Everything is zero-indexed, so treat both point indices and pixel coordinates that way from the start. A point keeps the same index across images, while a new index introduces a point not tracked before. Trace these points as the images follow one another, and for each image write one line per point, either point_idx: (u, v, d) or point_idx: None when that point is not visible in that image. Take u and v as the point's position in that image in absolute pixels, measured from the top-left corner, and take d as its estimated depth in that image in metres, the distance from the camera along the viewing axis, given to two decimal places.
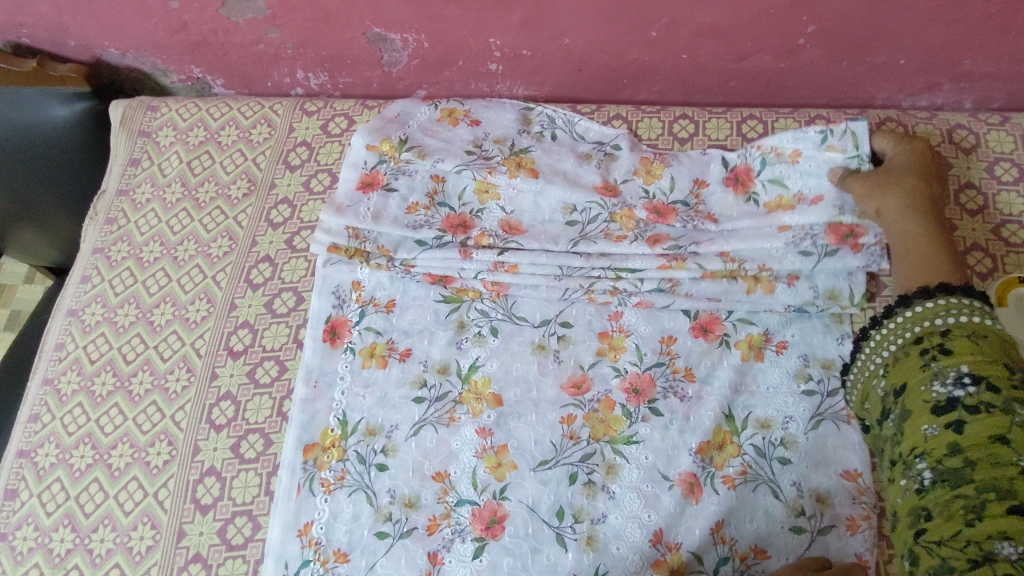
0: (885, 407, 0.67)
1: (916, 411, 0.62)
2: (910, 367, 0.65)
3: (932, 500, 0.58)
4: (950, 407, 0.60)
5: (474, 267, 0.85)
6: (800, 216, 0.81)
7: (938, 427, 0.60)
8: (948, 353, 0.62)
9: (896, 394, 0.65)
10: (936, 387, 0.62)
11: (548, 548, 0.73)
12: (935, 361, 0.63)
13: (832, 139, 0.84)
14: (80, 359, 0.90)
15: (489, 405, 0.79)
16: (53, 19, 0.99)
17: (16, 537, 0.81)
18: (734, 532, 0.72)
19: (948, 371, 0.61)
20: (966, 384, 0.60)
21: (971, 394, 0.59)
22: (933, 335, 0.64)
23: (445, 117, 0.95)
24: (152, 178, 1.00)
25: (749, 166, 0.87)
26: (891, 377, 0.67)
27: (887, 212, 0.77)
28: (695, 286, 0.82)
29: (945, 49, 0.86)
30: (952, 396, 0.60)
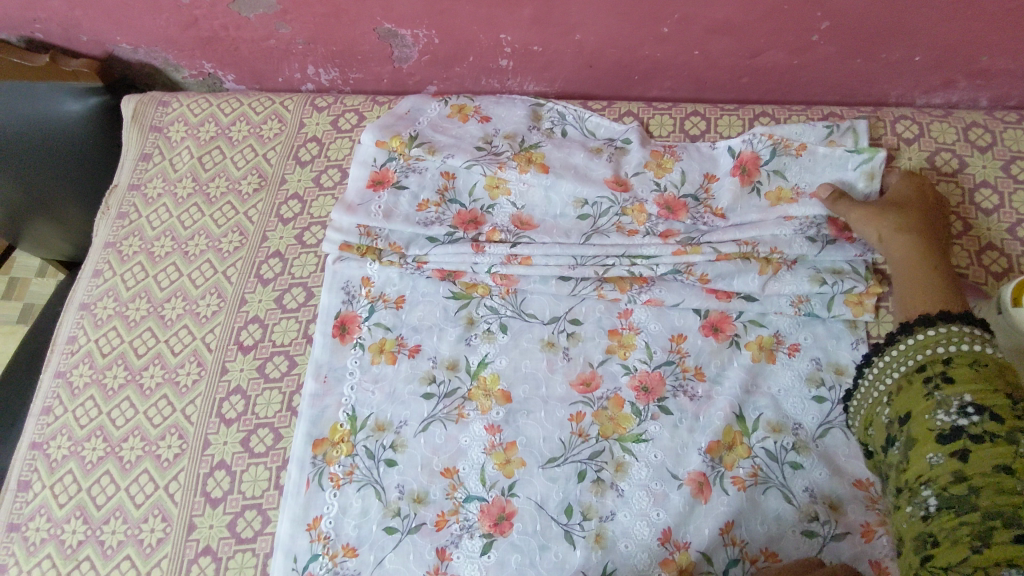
0: (890, 434, 0.63)
1: (920, 438, 0.60)
2: (914, 394, 0.62)
3: (938, 526, 0.56)
4: (955, 436, 0.57)
5: (487, 261, 0.84)
6: (802, 207, 0.81)
7: (944, 455, 0.57)
8: (951, 380, 0.60)
9: (900, 422, 0.62)
10: (939, 415, 0.59)
11: (556, 545, 0.73)
12: (938, 390, 0.61)
13: (835, 134, 0.86)
14: (92, 353, 0.90)
15: (498, 402, 0.80)
16: (65, 14, 1.00)
17: (29, 528, 0.81)
18: (745, 534, 0.72)
19: (952, 400, 0.59)
20: (970, 413, 0.58)
21: (975, 423, 0.57)
22: (936, 363, 0.62)
23: (455, 113, 0.94)
24: (163, 173, 1.01)
25: (755, 152, 0.85)
26: (893, 404, 0.64)
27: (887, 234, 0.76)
28: (712, 268, 0.81)
29: (962, 45, 0.85)
30: (956, 425, 0.58)
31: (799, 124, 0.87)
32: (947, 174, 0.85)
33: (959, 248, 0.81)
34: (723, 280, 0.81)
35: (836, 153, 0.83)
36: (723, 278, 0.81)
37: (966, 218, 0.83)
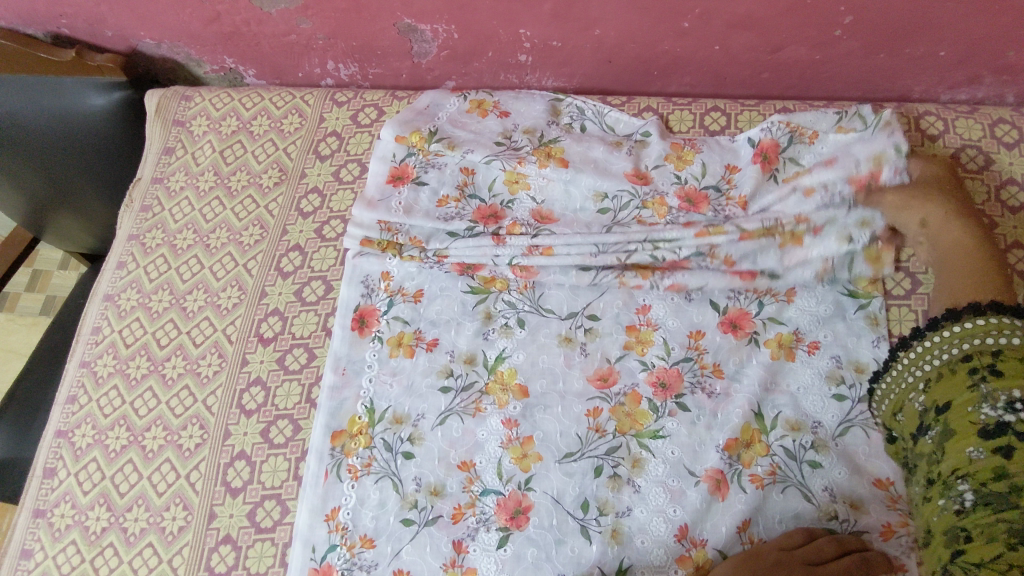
0: (925, 422, 0.67)
1: (961, 431, 0.63)
2: (957, 385, 0.64)
3: (973, 521, 0.60)
4: (1000, 432, 0.60)
5: (508, 253, 0.85)
6: (819, 176, 0.80)
7: (984, 450, 0.61)
8: (999, 375, 0.62)
9: (939, 411, 0.65)
10: (984, 409, 0.62)
11: (572, 540, 0.73)
12: (983, 382, 0.63)
13: (844, 120, 0.85)
14: (116, 343, 0.92)
15: (515, 397, 0.80)
16: (91, 10, 1.01)
17: (54, 514, 0.83)
18: (764, 533, 0.71)
19: (998, 394, 0.61)
20: (1016, 410, 0.60)
21: (1020, 420, 0.60)
22: (982, 354, 0.64)
23: (474, 108, 0.95)
24: (185, 167, 1.02)
25: (774, 140, 0.86)
26: (933, 392, 0.66)
27: (932, 223, 0.75)
28: (735, 248, 0.81)
29: (989, 41, 0.83)
30: (1001, 420, 0.61)
31: (812, 112, 0.86)
32: (973, 171, 0.84)
33: None
34: (747, 260, 0.81)
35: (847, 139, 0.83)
36: (747, 258, 0.81)
37: (992, 216, 0.82)
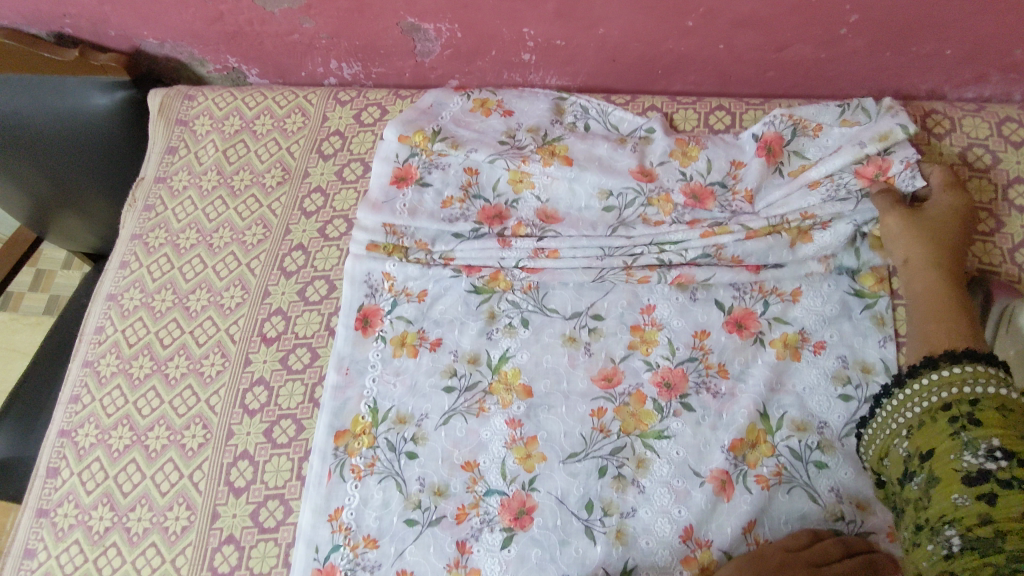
0: (910, 469, 0.63)
1: (945, 478, 0.59)
2: (938, 434, 0.61)
3: (961, 565, 0.56)
4: (982, 479, 0.57)
5: (514, 255, 0.85)
6: (825, 167, 0.80)
7: (969, 497, 0.57)
8: (979, 423, 0.59)
9: (922, 457, 0.62)
10: (966, 456, 0.59)
11: (576, 540, 0.72)
12: (964, 430, 0.60)
13: (847, 113, 0.85)
14: (119, 343, 0.92)
15: (519, 397, 0.79)
16: (95, 10, 1.01)
17: (57, 514, 0.83)
18: (769, 534, 0.71)
19: (978, 442, 0.58)
20: (997, 458, 0.57)
21: (1003, 468, 0.57)
22: (962, 402, 0.61)
23: (477, 107, 0.94)
24: (189, 166, 1.02)
25: (778, 133, 0.84)
26: (915, 439, 0.63)
27: (913, 264, 0.74)
28: (741, 249, 0.81)
29: (996, 39, 0.83)
30: (982, 468, 0.57)
31: (813, 106, 0.86)
32: (979, 170, 0.83)
33: (990, 246, 0.80)
34: (754, 257, 0.81)
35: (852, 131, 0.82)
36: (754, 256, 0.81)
37: (999, 216, 0.81)
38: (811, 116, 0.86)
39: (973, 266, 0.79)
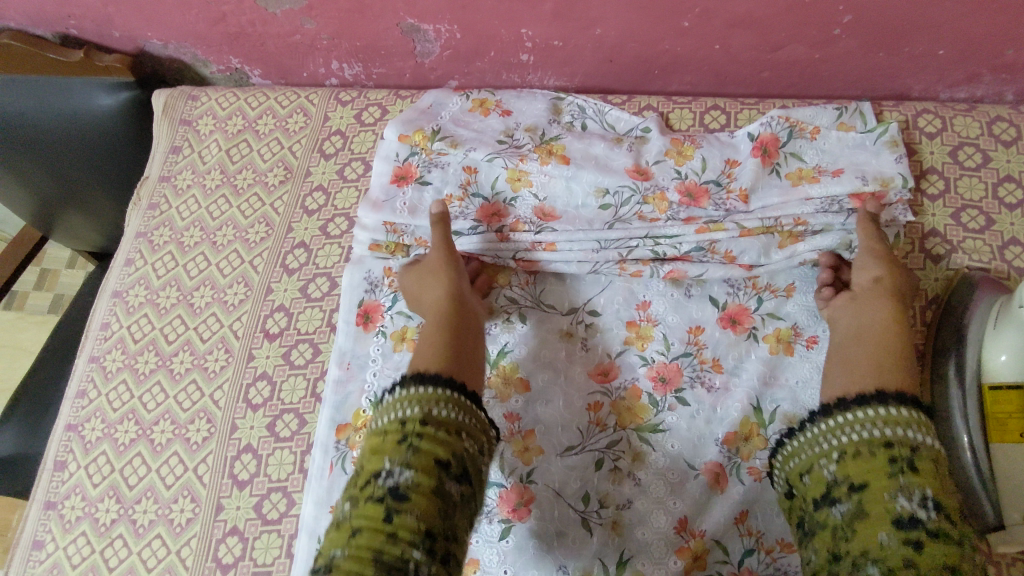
0: (834, 495, 0.63)
1: (875, 517, 0.59)
2: (875, 469, 0.61)
3: None
4: (911, 526, 0.56)
5: (512, 248, 0.86)
6: (823, 188, 0.81)
7: (895, 538, 0.56)
8: (916, 470, 0.60)
9: (851, 487, 0.62)
10: (901, 500, 0.58)
11: (573, 532, 0.75)
12: (902, 474, 0.60)
13: (845, 117, 0.87)
14: (124, 339, 0.93)
15: (517, 391, 0.81)
16: (98, 11, 1.01)
17: (65, 506, 0.85)
18: (761, 525, 0.74)
19: (914, 489, 0.58)
20: (930, 507, 0.57)
21: (933, 518, 0.57)
22: (904, 446, 0.61)
23: (477, 107, 0.95)
24: (192, 165, 1.03)
25: (774, 134, 0.86)
26: (846, 466, 0.63)
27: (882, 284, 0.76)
28: (735, 245, 0.82)
29: (988, 40, 0.84)
30: (914, 514, 0.57)
31: (811, 107, 0.88)
32: (970, 168, 0.85)
33: (980, 243, 0.81)
34: (748, 256, 0.82)
35: (849, 136, 0.85)
36: (748, 254, 0.82)
37: (989, 213, 0.83)
38: (808, 119, 0.87)
39: (964, 263, 0.81)
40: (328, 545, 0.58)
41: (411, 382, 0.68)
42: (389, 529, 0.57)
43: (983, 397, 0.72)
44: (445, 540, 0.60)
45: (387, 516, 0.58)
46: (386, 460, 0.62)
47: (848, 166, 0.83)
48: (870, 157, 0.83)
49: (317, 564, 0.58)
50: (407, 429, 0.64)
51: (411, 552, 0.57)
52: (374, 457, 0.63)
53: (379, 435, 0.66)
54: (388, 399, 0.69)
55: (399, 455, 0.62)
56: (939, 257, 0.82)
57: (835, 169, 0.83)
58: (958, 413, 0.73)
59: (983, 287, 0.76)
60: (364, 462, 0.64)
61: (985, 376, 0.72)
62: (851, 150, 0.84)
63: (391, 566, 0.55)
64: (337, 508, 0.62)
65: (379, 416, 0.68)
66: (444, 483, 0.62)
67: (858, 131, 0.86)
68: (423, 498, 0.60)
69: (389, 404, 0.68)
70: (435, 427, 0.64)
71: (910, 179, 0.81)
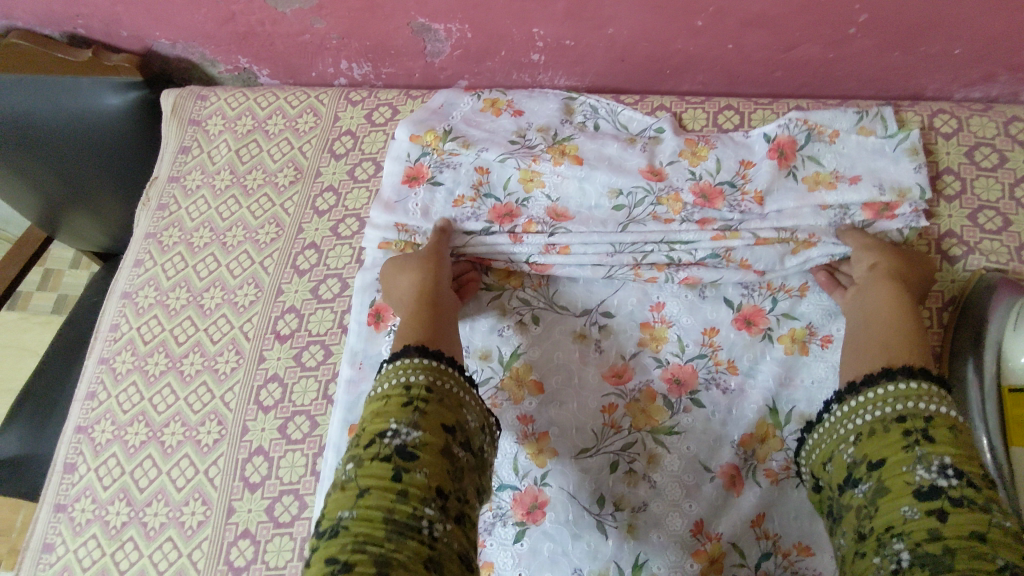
0: (854, 475, 0.63)
1: (895, 490, 0.59)
2: (891, 443, 0.61)
3: None
4: (933, 495, 0.57)
5: (525, 251, 0.85)
6: (840, 195, 0.81)
7: (919, 511, 0.57)
8: (933, 439, 0.60)
9: (870, 465, 0.62)
10: (919, 470, 0.59)
11: (588, 535, 0.74)
12: (918, 445, 0.60)
13: (865, 120, 0.85)
14: (134, 340, 0.93)
15: (531, 393, 0.81)
16: (107, 10, 1.00)
17: (75, 509, 0.84)
18: (779, 528, 0.74)
19: (932, 458, 0.59)
20: (950, 475, 0.57)
21: (954, 485, 0.57)
22: (917, 417, 0.62)
23: (488, 107, 0.94)
24: (202, 166, 1.03)
25: (792, 137, 0.84)
26: (863, 446, 0.63)
27: (880, 268, 0.75)
28: (751, 252, 0.81)
29: (1005, 39, 0.83)
30: (935, 483, 0.57)
31: (830, 110, 0.85)
32: (987, 169, 0.84)
33: (998, 244, 0.81)
34: (764, 263, 0.81)
35: (868, 141, 0.83)
36: (763, 263, 0.81)
37: (1006, 214, 0.82)
38: (827, 122, 0.86)
39: (981, 264, 0.80)
40: (333, 507, 0.57)
41: (412, 352, 0.69)
42: (400, 488, 0.57)
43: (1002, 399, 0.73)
44: (455, 500, 0.59)
45: (396, 475, 0.57)
46: (391, 420, 0.62)
47: (865, 172, 0.82)
48: (888, 163, 0.82)
49: (321, 529, 0.56)
50: (411, 393, 0.64)
51: (423, 509, 0.56)
52: (378, 419, 0.63)
53: (380, 399, 0.65)
54: (385, 368, 0.69)
55: (404, 417, 0.62)
56: (956, 258, 0.81)
57: (852, 176, 0.82)
58: (977, 414, 0.74)
59: (1003, 288, 0.75)
60: (363, 427, 0.64)
61: (1004, 378, 0.73)
62: (870, 156, 0.83)
63: (403, 525, 0.55)
64: (338, 471, 0.61)
65: (380, 381, 0.68)
66: (450, 447, 0.62)
67: (877, 136, 0.84)
68: (432, 459, 0.59)
69: (388, 370, 0.68)
70: (438, 395, 0.65)
71: (928, 189, 0.80)
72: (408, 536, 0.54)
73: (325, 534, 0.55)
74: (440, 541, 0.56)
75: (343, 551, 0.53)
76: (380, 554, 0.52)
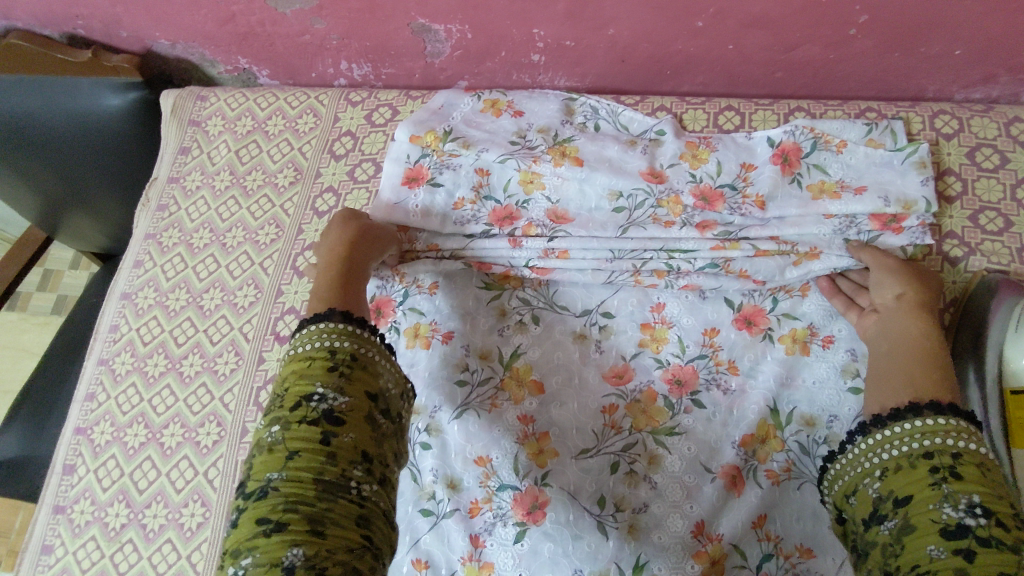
0: (880, 511, 0.60)
1: (921, 528, 0.56)
2: (917, 480, 0.59)
3: None
4: (961, 534, 0.54)
5: (524, 255, 0.85)
6: (844, 205, 0.80)
7: (945, 550, 0.54)
8: (960, 477, 0.57)
9: (896, 502, 0.59)
10: (946, 509, 0.56)
11: (589, 536, 0.74)
12: (945, 483, 0.57)
13: (874, 133, 0.84)
14: (134, 342, 0.93)
15: (531, 393, 0.81)
16: (107, 11, 1.00)
17: (74, 510, 0.84)
18: (780, 530, 0.73)
19: (959, 496, 0.56)
20: (978, 514, 0.55)
21: (982, 525, 0.54)
22: (944, 454, 0.59)
23: (488, 108, 0.93)
24: (202, 166, 1.03)
25: (797, 144, 0.84)
26: (889, 481, 0.61)
27: (907, 300, 0.73)
28: (750, 264, 0.80)
29: (1006, 40, 0.83)
30: (962, 522, 0.55)
31: (840, 120, 0.85)
32: (988, 170, 0.84)
33: (1000, 246, 0.81)
34: (764, 275, 0.80)
35: (878, 152, 0.82)
36: (762, 274, 0.80)
37: (1007, 215, 0.82)
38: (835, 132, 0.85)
39: (982, 265, 0.80)
40: (261, 469, 0.56)
41: (336, 317, 0.64)
42: (328, 451, 0.56)
43: (1004, 401, 0.72)
44: (380, 463, 0.59)
45: (324, 439, 0.56)
46: (317, 384, 0.59)
47: (872, 184, 0.80)
48: (896, 176, 0.81)
49: (248, 490, 0.55)
50: (337, 357, 0.61)
51: (351, 472, 0.56)
52: (302, 381, 0.60)
53: (302, 361, 0.62)
54: (305, 330, 0.64)
55: (330, 381, 0.59)
56: (958, 260, 0.81)
57: (859, 188, 0.80)
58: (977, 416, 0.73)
59: (1004, 290, 0.75)
60: (286, 387, 0.61)
61: (1005, 381, 0.72)
62: (878, 168, 0.81)
63: (333, 485, 0.55)
64: (260, 431, 0.59)
65: (301, 342, 0.64)
66: (374, 413, 0.61)
67: (886, 149, 0.83)
68: (357, 423, 0.59)
69: (310, 331, 0.64)
70: (363, 362, 0.62)
71: (934, 203, 0.79)
72: (338, 496, 0.55)
73: (253, 495, 0.55)
74: (368, 500, 0.57)
75: (274, 512, 0.53)
76: (311, 513, 0.53)
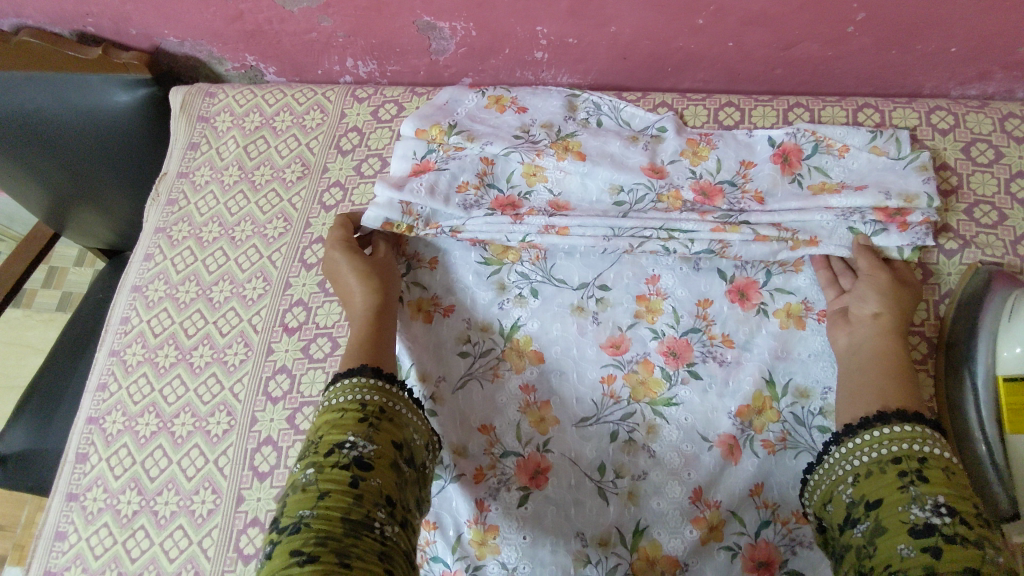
0: (853, 515, 0.64)
1: (892, 529, 0.60)
2: (886, 483, 0.63)
3: None
4: (928, 533, 0.57)
5: (523, 230, 0.84)
6: (845, 199, 0.79)
7: (914, 548, 0.57)
8: (927, 480, 0.61)
9: (868, 506, 0.63)
10: (914, 510, 0.60)
11: (591, 501, 0.78)
12: (913, 485, 0.61)
13: (878, 141, 0.85)
14: (144, 333, 0.94)
15: (531, 362, 0.83)
16: (117, 9, 1.02)
17: (87, 498, 0.86)
18: (777, 497, 0.76)
19: (926, 497, 0.60)
20: (943, 513, 0.58)
21: (947, 524, 0.57)
22: (911, 459, 0.63)
23: (492, 104, 0.95)
24: (210, 162, 1.04)
25: (797, 145, 0.85)
26: (861, 486, 0.64)
27: (882, 321, 0.75)
28: (746, 248, 0.81)
29: (1001, 37, 0.85)
30: (929, 521, 0.58)
31: (842, 126, 0.86)
32: (983, 164, 0.86)
33: (994, 238, 0.82)
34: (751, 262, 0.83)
35: (880, 159, 0.83)
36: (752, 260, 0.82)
37: (1002, 209, 0.84)
38: (837, 136, 0.86)
39: (977, 257, 0.82)
40: (294, 507, 0.58)
41: (367, 372, 0.69)
42: (355, 493, 0.59)
43: (997, 388, 0.73)
44: (402, 507, 0.62)
45: (353, 481, 0.59)
46: (348, 432, 0.63)
47: (874, 183, 0.81)
48: (897, 178, 0.81)
49: (280, 525, 0.57)
50: (367, 410, 0.65)
51: (375, 513, 0.58)
52: (335, 430, 0.63)
53: (335, 412, 0.66)
54: (338, 383, 0.69)
55: (359, 430, 0.63)
56: (953, 252, 0.82)
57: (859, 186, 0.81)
58: (971, 405, 0.75)
59: (998, 281, 0.77)
60: (318, 435, 0.65)
61: (999, 368, 0.73)
62: (881, 172, 0.82)
63: (358, 524, 0.57)
64: (295, 474, 0.62)
65: (333, 395, 0.68)
66: (398, 460, 0.64)
67: (890, 157, 0.84)
68: (384, 469, 0.62)
69: (344, 385, 0.68)
70: (389, 416, 0.66)
71: (937, 199, 0.79)
72: (363, 533, 0.56)
73: (286, 530, 0.56)
74: (391, 540, 0.58)
75: (306, 545, 0.54)
76: (339, 549, 0.54)
